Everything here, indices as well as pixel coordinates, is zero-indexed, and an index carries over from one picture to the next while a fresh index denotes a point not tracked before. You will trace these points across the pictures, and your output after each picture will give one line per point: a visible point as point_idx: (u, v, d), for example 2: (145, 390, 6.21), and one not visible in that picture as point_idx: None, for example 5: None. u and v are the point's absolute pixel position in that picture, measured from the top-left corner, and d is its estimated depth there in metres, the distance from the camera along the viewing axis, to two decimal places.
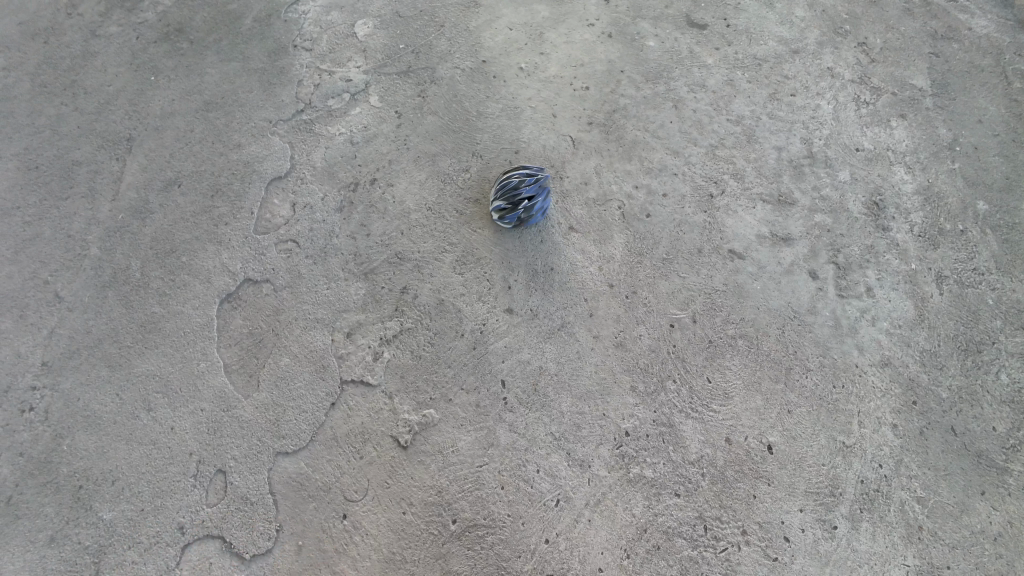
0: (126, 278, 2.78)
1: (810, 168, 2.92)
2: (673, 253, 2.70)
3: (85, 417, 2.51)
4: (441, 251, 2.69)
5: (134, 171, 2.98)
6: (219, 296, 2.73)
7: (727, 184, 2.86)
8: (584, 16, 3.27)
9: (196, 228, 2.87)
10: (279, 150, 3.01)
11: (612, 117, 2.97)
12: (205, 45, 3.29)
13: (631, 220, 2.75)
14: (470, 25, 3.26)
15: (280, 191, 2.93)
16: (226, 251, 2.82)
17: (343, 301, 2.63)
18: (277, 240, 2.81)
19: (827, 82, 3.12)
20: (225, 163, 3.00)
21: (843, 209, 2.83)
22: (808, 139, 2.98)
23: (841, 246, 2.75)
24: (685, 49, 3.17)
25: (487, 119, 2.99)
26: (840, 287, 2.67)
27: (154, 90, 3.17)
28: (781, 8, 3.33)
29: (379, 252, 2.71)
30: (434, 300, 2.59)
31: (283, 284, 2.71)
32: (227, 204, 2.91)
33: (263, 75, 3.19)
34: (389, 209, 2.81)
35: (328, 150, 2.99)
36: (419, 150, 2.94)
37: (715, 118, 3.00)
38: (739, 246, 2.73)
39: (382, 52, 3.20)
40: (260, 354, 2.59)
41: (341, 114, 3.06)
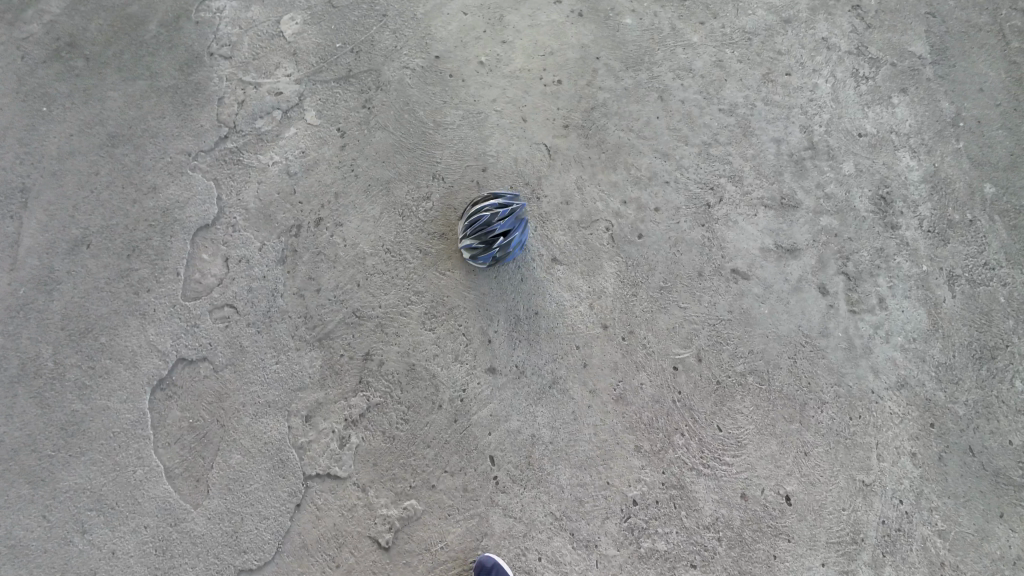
0: (37, 369, 2.24)
1: (812, 162, 2.39)
2: (671, 279, 2.20)
3: (9, 548, 2.06)
4: (406, 304, 2.21)
5: (32, 230, 2.40)
6: (149, 384, 2.24)
7: (724, 189, 2.35)
8: None
9: (113, 298, 2.34)
10: (202, 191, 2.48)
11: (590, 117, 2.49)
12: (97, 54, 2.65)
13: (620, 244, 2.25)
14: (419, 11, 2.71)
15: (208, 242, 2.41)
16: (152, 327, 2.31)
17: (297, 377, 2.16)
18: (212, 307, 2.32)
19: (824, 56, 2.55)
20: (140, 212, 2.45)
21: (850, 207, 2.32)
22: (807, 127, 2.45)
23: (850, 252, 2.26)
24: (666, 26, 2.62)
25: (448, 131, 2.52)
26: (851, 300, 2.19)
27: (44, 122, 2.53)
28: None
29: (334, 312, 2.25)
30: (403, 367, 2.10)
31: (225, 361, 2.24)
32: (148, 265, 2.39)
33: (176, 94, 2.61)
34: (342, 256, 2.35)
35: (262, 186, 2.48)
36: (369, 177, 2.46)
37: (706, 109, 2.48)
38: (742, 264, 2.23)
39: (316, 54, 2.66)
40: (207, 453, 2.11)
41: (274, 138, 2.55)
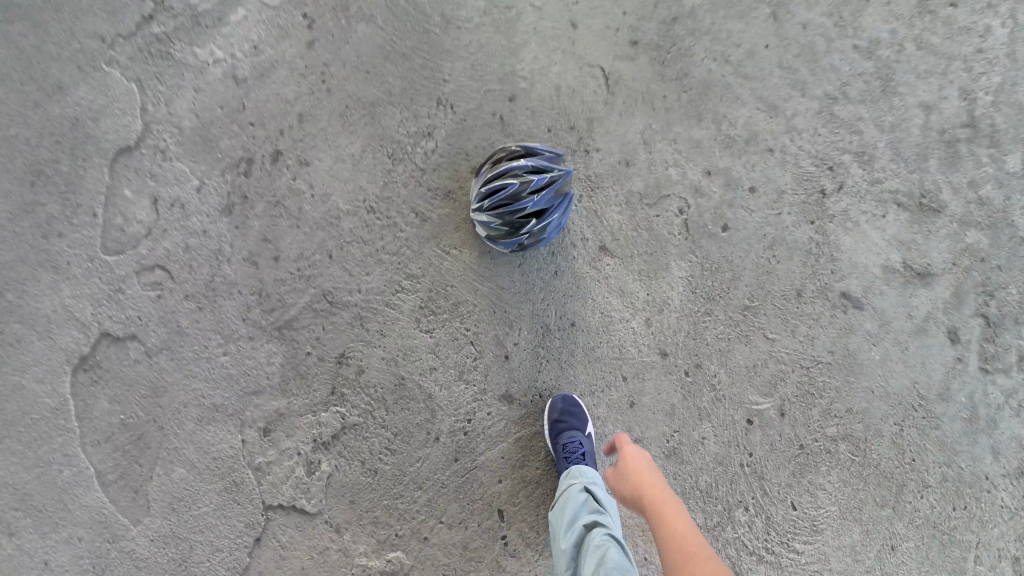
0: None
1: (968, 146, 1.67)
2: (761, 297, 1.60)
3: None
4: (394, 292, 1.70)
5: None
6: (67, 363, 1.71)
7: (847, 172, 1.67)
8: None
9: (14, 242, 1.71)
10: (121, 97, 1.73)
11: (669, 33, 1.72)
12: None
13: (698, 237, 1.65)
14: None
15: (131, 172, 1.73)
16: (69, 288, 1.71)
17: (253, 379, 1.70)
18: (138, 267, 1.73)
19: None
20: (42, 119, 1.72)
21: (1006, 219, 1.67)
22: (968, 90, 1.68)
23: (994, 284, 1.65)
24: None
25: (461, 36, 1.74)
26: (985, 354, 1.63)
27: None
28: None
29: (298, 293, 1.72)
30: (389, 380, 1.67)
31: (159, 345, 1.73)
32: (57, 199, 1.72)
33: None
34: (309, 212, 1.74)
35: (200, 97, 1.74)
36: (346, 94, 1.74)
37: (834, 42, 1.70)
38: (856, 285, 1.60)
39: None
40: (145, 461, 1.71)
41: (217, 23, 1.74)
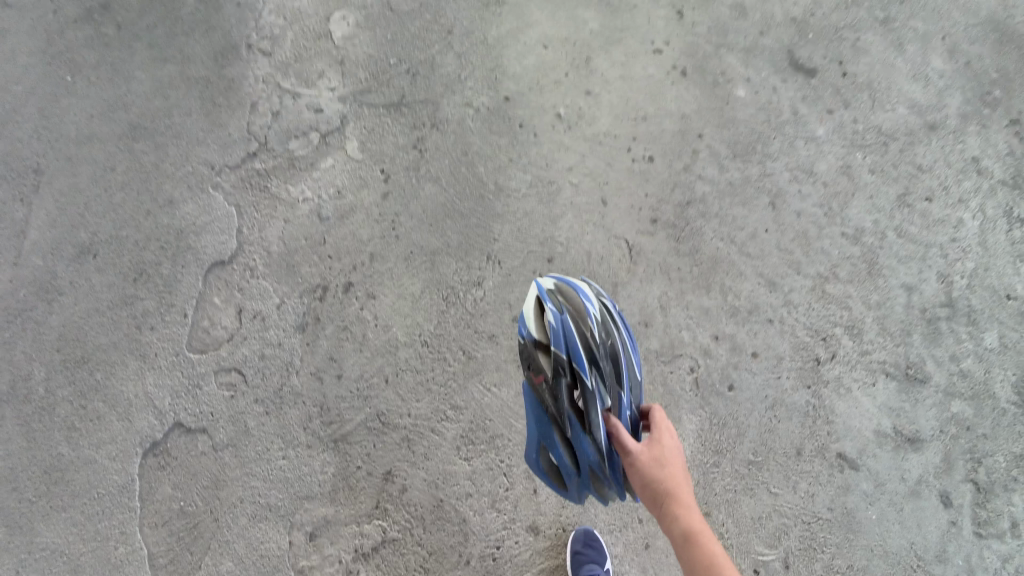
0: (26, 394, 2.15)
1: (947, 324, 1.94)
2: (763, 454, 1.77)
3: None
4: (439, 420, 1.97)
5: (42, 224, 2.29)
6: (140, 446, 2.06)
7: (840, 344, 1.90)
8: (648, 35, 2.33)
9: (112, 328, 2.20)
10: (220, 219, 2.26)
11: (684, 215, 2.10)
12: (130, 23, 2.44)
13: (708, 397, 1.83)
14: (491, 34, 2.36)
15: (221, 282, 2.20)
16: (151, 373, 2.15)
17: (306, 485, 1.93)
18: (217, 367, 2.11)
19: (971, 182, 2.16)
20: (150, 228, 2.27)
21: (988, 392, 1.87)
22: (945, 275, 2.02)
23: (983, 454, 1.81)
24: (788, 110, 2.22)
25: (510, 201, 2.20)
26: (977, 519, 1.77)
27: (54, 97, 2.37)
28: (913, 53, 2.32)
29: (355, 410, 2.01)
30: (429, 501, 1.89)
31: (225, 440, 2.02)
32: (154, 297, 2.22)
33: (201, 86, 2.38)
34: (357, 333, 2.10)
35: (287, 227, 2.23)
36: (412, 241, 2.19)
37: (825, 229, 2.06)
38: (851, 448, 1.78)
39: (363, 67, 2.36)
40: (197, 548, 1.91)
41: (305, 168, 2.28)
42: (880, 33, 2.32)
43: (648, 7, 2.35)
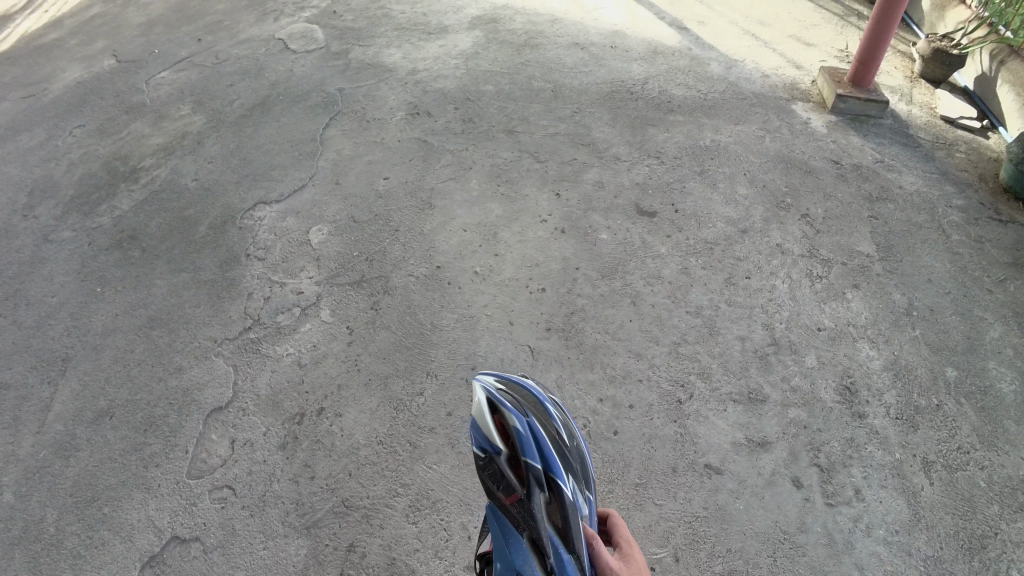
0: (38, 532, 2.52)
1: (777, 357, 2.80)
2: (646, 475, 2.38)
3: None
4: (392, 495, 2.40)
5: (65, 399, 3.00)
6: (137, 560, 2.38)
7: (695, 385, 2.69)
8: (535, 212, 3.59)
9: (121, 468, 2.68)
10: (221, 375, 2.97)
11: (570, 320, 2.98)
12: (179, 259, 3.64)
13: (598, 440, 2.49)
14: (426, 228, 3.55)
15: (219, 423, 2.77)
16: (153, 501, 2.55)
17: (281, 565, 2.27)
18: (211, 486, 2.55)
19: (779, 259, 3.25)
20: (164, 389, 2.95)
21: (816, 397, 2.64)
22: (770, 323, 2.94)
23: (821, 442, 2.48)
24: (637, 240, 3.38)
25: (442, 332, 2.98)
26: (826, 492, 2.33)
27: (110, 313, 3.39)
28: (725, 188, 3.70)
29: (324, 499, 2.43)
30: (383, 562, 2.23)
31: (214, 543, 2.37)
32: (161, 439, 2.76)
33: (213, 289, 3.41)
34: (326, 440, 2.62)
35: (274, 374, 2.92)
36: (371, 371, 2.86)
37: (674, 311, 3.00)
38: (714, 458, 2.43)
39: (335, 261, 3.44)
40: None
41: (290, 331, 3.11)
42: (699, 181, 3.75)
43: (533, 195, 3.70)
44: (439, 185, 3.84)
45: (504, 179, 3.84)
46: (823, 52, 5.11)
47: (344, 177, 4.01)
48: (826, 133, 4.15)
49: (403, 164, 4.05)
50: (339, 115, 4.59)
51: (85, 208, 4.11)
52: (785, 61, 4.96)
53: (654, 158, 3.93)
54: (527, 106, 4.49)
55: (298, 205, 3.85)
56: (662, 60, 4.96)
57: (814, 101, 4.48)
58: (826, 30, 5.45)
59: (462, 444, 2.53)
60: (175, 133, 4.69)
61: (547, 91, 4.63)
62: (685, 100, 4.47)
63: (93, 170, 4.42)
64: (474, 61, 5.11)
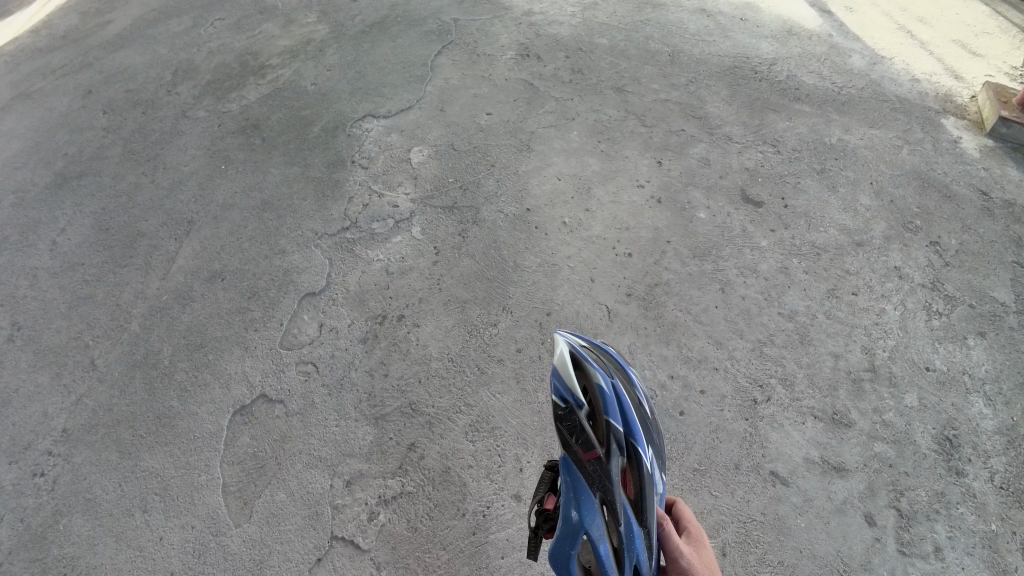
0: (155, 363, 2.96)
1: (871, 385, 2.69)
2: (706, 463, 2.43)
3: (86, 500, 2.53)
4: (455, 411, 2.61)
5: (188, 256, 3.40)
6: (232, 406, 2.76)
7: (774, 390, 2.66)
8: (634, 175, 3.51)
9: (226, 326, 3.05)
10: (318, 266, 3.23)
11: (652, 292, 2.97)
12: (293, 153, 3.90)
13: (662, 416, 2.55)
14: (520, 169, 3.58)
15: (312, 308, 3.06)
16: (249, 359, 2.90)
17: (351, 444, 2.56)
18: (300, 359, 2.86)
19: (893, 284, 3.03)
20: (268, 267, 3.27)
21: (909, 440, 2.53)
22: (869, 348, 2.80)
23: (904, 487, 2.40)
24: (737, 227, 3.25)
25: (523, 273, 3.07)
26: (900, 539, 2.27)
27: (229, 189, 3.72)
28: (844, 193, 3.44)
29: (395, 398, 2.68)
30: (439, 467, 2.46)
31: (296, 409, 2.70)
32: (261, 309, 3.09)
33: (319, 186, 3.64)
34: (403, 345, 2.85)
35: (364, 275, 3.15)
36: (450, 293, 3.02)
37: (764, 309, 2.92)
38: (782, 468, 2.44)
39: (431, 183, 3.54)
40: (260, 481, 2.51)
41: (383, 239, 3.30)
42: (816, 180, 3.50)
43: (634, 158, 3.61)
44: (540, 129, 3.81)
45: (606, 136, 3.75)
46: (992, 65, 4.45)
47: (449, 105, 4.05)
48: (977, 157, 3.68)
49: (507, 103, 4.02)
50: (451, 45, 4.57)
51: (218, 92, 4.43)
52: (943, 68, 4.37)
53: (769, 146, 3.68)
54: (640, 66, 4.27)
55: (404, 124, 3.95)
56: (796, 43, 4.51)
57: (969, 118, 3.95)
58: (1004, 39, 4.70)
59: (527, 382, 2.67)
60: (301, 34, 4.89)
61: (664, 55, 4.37)
62: (816, 90, 4.08)
63: (228, 59, 4.72)
64: (592, 11, 4.87)
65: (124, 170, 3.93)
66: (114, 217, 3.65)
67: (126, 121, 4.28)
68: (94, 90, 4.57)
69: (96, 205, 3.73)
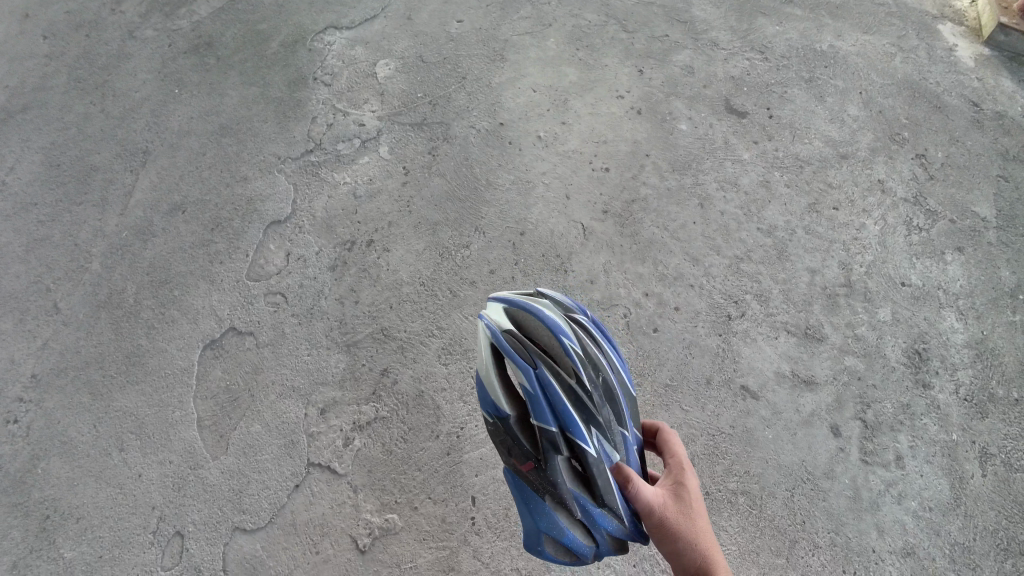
0: (120, 302, 2.84)
1: (846, 300, 2.68)
2: (678, 379, 2.44)
3: (62, 443, 2.48)
4: (427, 335, 2.57)
5: (145, 188, 3.19)
6: (201, 340, 2.68)
7: (749, 306, 2.64)
8: (613, 86, 3.31)
9: (190, 260, 2.92)
10: (282, 192, 3.06)
11: (629, 208, 2.87)
12: (249, 71, 3.60)
13: (636, 333, 2.53)
14: (493, 81, 3.35)
15: (278, 236, 2.92)
16: (216, 293, 2.79)
17: (323, 371, 2.53)
18: (268, 290, 2.76)
19: (876, 198, 2.96)
20: (230, 195, 3.09)
21: (879, 353, 2.55)
22: (847, 264, 2.77)
23: (871, 400, 2.44)
24: (720, 139, 3.12)
25: (496, 191, 2.94)
26: (864, 449, 2.34)
27: (184, 114, 3.46)
28: (832, 103, 3.29)
29: (367, 324, 2.62)
30: (413, 391, 2.45)
31: (266, 340, 2.63)
32: (225, 241, 2.94)
33: (280, 107, 3.39)
34: (373, 270, 2.76)
35: (330, 199, 2.99)
36: (421, 215, 2.90)
37: (743, 224, 2.85)
38: (753, 383, 2.46)
39: (398, 99, 3.31)
40: (234, 414, 2.48)
41: (349, 160, 3.12)
42: (804, 90, 3.33)
43: (613, 68, 3.38)
44: (514, 38, 3.54)
45: (585, 44, 3.50)
46: None
47: (417, 13, 3.72)
48: (970, 67, 3.51)
49: (479, 10, 3.70)
50: None
51: (166, 8, 4.02)
52: None
53: (757, 53, 3.47)
54: None
55: (367, 36, 3.64)
56: None
57: (966, 24, 3.74)
58: None
59: None
60: None
61: None
62: None
63: None
64: None
65: (71, 100, 3.59)
66: (64, 152, 3.37)
67: (70, 44, 3.88)
68: (31, 11, 4.10)
69: (44, 141, 3.42)
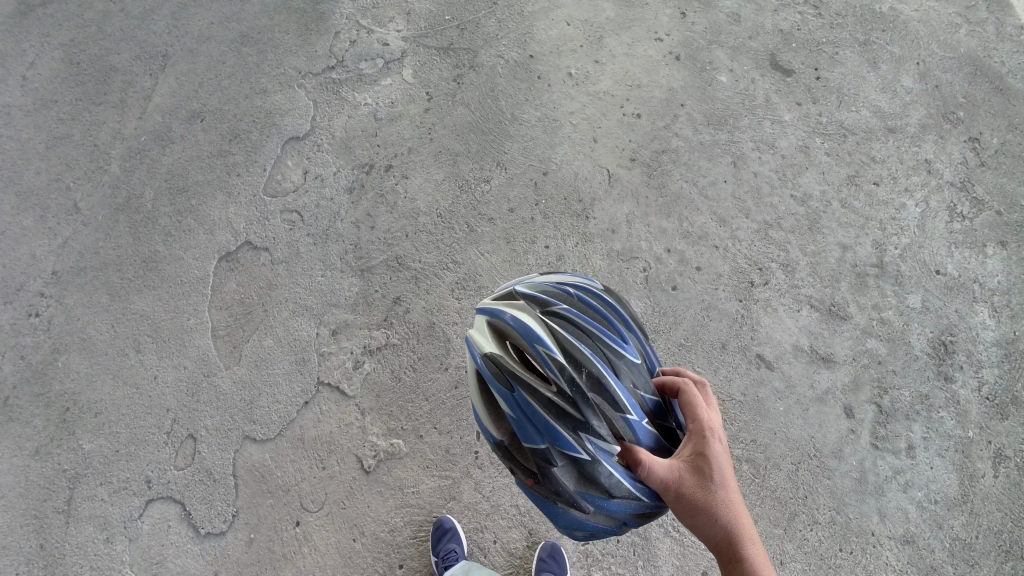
0: (138, 207, 2.84)
1: (875, 282, 2.61)
2: (692, 339, 2.44)
3: (82, 340, 2.55)
4: (442, 267, 2.57)
5: (165, 93, 3.12)
6: (217, 253, 2.69)
7: (773, 275, 2.59)
8: (653, 27, 3.11)
9: (208, 170, 2.89)
10: (301, 108, 2.98)
11: (658, 158, 2.77)
12: None
13: (654, 289, 2.51)
14: (525, 10, 3.15)
15: (296, 153, 2.87)
16: (233, 205, 2.78)
17: (337, 295, 2.55)
18: (284, 208, 2.74)
19: (920, 179, 2.83)
20: (248, 107, 3.02)
21: (904, 340, 2.51)
22: (881, 244, 2.68)
23: (890, 385, 2.43)
24: (760, 96, 2.96)
25: (521, 126, 2.84)
26: (875, 434, 2.36)
27: (202, 16, 3.32)
28: (884, 70, 3.08)
29: (382, 251, 2.62)
30: (424, 321, 2.48)
31: (281, 257, 2.64)
32: (243, 153, 2.90)
33: (302, 18, 3.24)
34: (394, 199, 2.71)
35: (350, 120, 2.91)
36: (442, 144, 2.82)
37: (776, 189, 2.75)
38: (769, 353, 2.45)
39: (425, 20, 3.14)
40: (247, 327, 2.53)
41: (371, 81, 3.01)
42: (856, 51, 3.12)
43: (655, 7, 3.16)
44: None
45: None
46: None
47: None
48: None
49: None
50: None
51: None
52: None
53: (811, 6, 3.22)
54: None
55: None
56: None
57: None
58: None
59: (518, 244, 2.59)
60: None
61: None
62: None
63: None
64: None
65: None
66: (84, 50, 3.27)
67: None
68: None
69: (63, 37, 3.31)
